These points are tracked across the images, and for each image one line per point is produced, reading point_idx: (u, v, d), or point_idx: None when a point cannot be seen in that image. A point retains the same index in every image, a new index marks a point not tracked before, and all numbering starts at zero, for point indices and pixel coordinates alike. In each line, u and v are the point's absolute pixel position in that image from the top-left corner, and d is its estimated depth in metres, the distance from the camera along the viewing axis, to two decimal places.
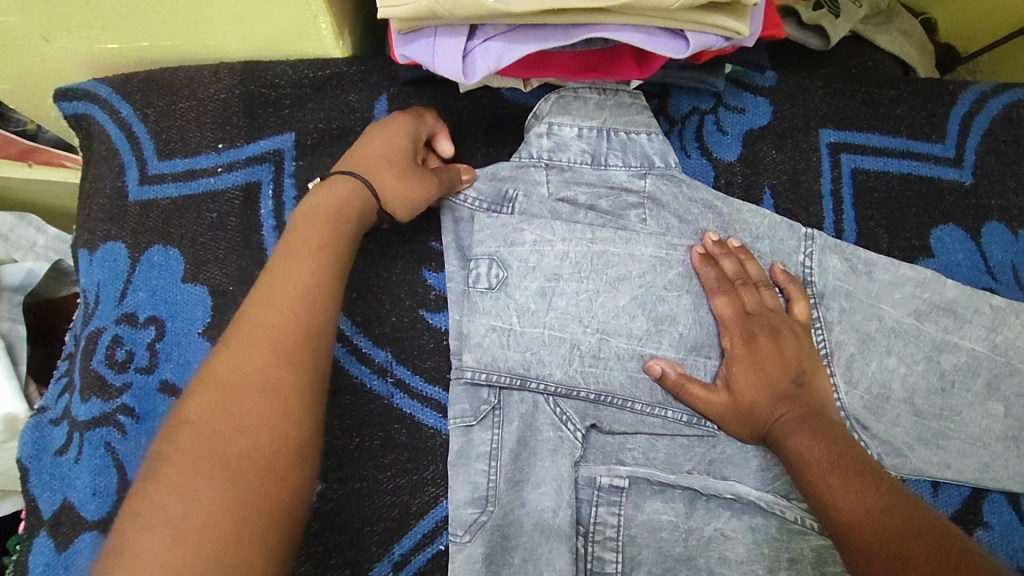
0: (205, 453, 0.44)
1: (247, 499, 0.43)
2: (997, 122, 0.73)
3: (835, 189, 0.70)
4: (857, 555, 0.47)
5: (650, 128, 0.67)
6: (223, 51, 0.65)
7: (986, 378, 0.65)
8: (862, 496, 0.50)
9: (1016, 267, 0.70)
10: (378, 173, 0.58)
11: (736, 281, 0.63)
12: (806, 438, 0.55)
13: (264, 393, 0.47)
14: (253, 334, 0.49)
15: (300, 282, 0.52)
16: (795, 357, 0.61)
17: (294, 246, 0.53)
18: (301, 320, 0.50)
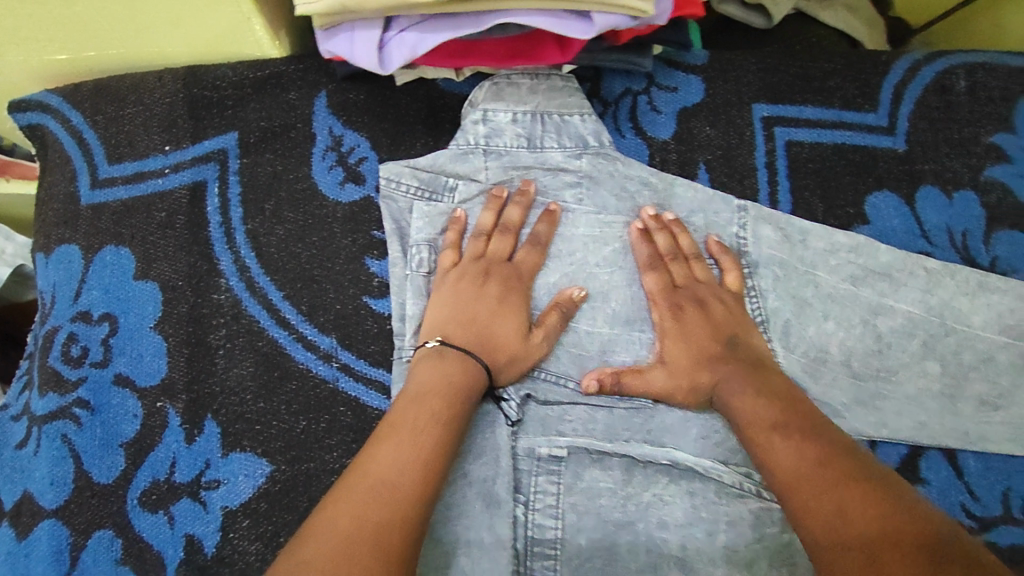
0: (397, 456, 0.50)
1: (398, 513, 0.46)
2: (929, 90, 0.72)
3: (771, 161, 0.70)
4: (801, 510, 0.48)
5: (583, 110, 0.67)
6: (167, 57, 0.67)
7: (922, 338, 0.67)
8: (799, 456, 0.51)
9: (951, 230, 0.70)
10: (488, 353, 0.60)
11: (667, 256, 0.65)
12: (748, 402, 0.57)
13: (391, 487, 0.48)
14: (447, 378, 0.57)
15: (497, 335, 0.60)
16: (726, 321, 0.63)
17: (494, 308, 0.61)
18: (440, 417, 0.54)
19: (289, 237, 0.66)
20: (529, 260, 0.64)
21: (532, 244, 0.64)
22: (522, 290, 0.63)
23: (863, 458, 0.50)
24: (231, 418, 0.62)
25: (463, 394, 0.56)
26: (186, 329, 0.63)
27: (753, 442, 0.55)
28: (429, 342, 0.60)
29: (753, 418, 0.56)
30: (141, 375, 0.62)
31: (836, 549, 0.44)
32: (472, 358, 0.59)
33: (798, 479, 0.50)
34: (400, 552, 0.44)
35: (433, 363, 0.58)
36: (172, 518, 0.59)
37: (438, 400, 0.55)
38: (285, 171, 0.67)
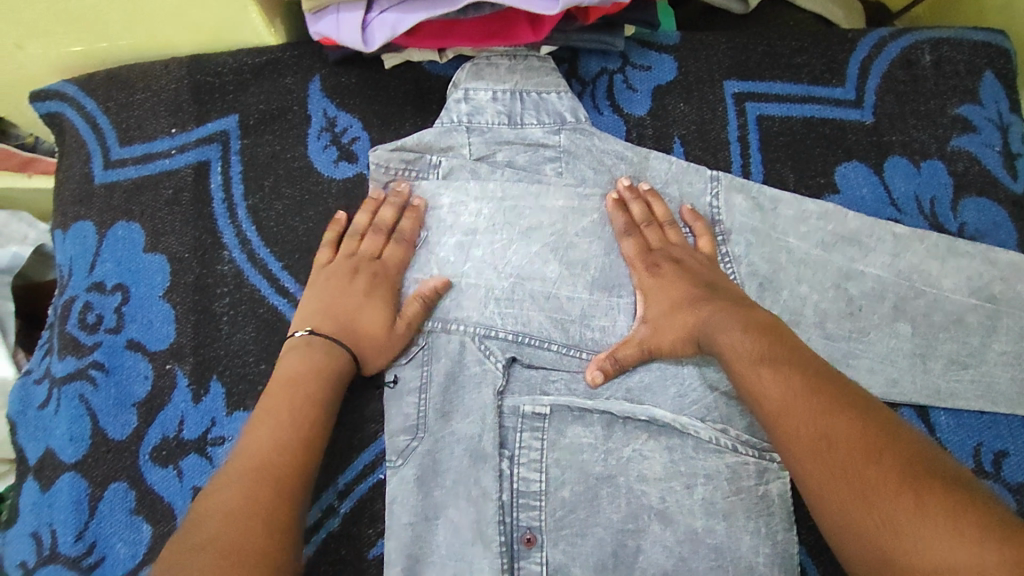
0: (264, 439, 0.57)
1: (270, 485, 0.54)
2: (895, 64, 0.74)
3: (743, 135, 0.73)
4: (788, 436, 0.51)
5: (559, 88, 0.71)
6: (172, 46, 0.72)
7: (893, 301, 0.68)
8: (786, 385, 0.53)
9: (920, 198, 0.71)
10: (355, 342, 0.64)
11: (642, 223, 0.68)
12: (726, 339, 0.59)
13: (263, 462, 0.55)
14: (312, 362, 0.62)
15: (360, 323, 0.64)
16: (702, 270, 0.66)
17: (358, 299, 0.65)
18: (310, 398, 0.60)
19: (287, 212, 0.70)
20: (396, 257, 0.67)
21: (398, 241, 0.67)
22: (388, 283, 0.66)
23: (846, 382, 0.52)
24: (234, 378, 0.66)
25: (330, 378, 0.61)
26: (192, 298, 0.68)
27: (739, 373, 0.57)
28: (299, 332, 0.64)
29: (732, 350, 0.58)
30: (151, 340, 0.67)
31: (817, 478, 0.48)
32: (334, 345, 0.63)
33: (776, 410, 0.53)
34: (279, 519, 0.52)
35: (294, 351, 0.63)
36: (180, 472, 0.64)
37: (309, 384, 0.60)
38: (283, 151, 0.72)
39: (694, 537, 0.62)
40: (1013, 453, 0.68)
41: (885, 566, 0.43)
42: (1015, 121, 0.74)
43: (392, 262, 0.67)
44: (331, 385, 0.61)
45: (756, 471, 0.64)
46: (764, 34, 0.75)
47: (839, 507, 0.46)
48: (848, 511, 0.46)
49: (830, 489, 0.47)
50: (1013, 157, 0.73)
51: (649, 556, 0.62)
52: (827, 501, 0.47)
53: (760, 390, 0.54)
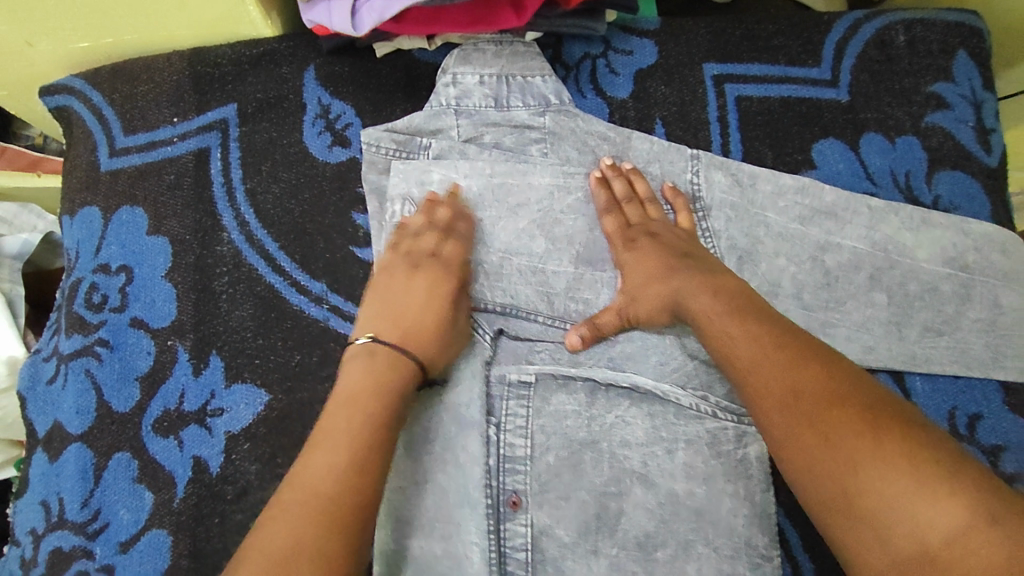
0: (327, 461, 0.54)
1: (326, 513, 0.51)
2: (870, 45, 0.76)
3: (722, 116, 0.75)
4: (757, 393, 0.52)
5: (544, 71, 0.73)
6: (174, 40, 0.75)
7: (869, 271, 0.70)
8: (755, 342, 0.54)
9: (895, 172, 0.73)
10: (421, 346, 0.63)
11: (622, 200, 0.70)
12: (697, 303, 0.60)
13: (323, 485, 0.52)
14: (376, 372, 0.60)
15: (426, 326, 0.64)
16: (675, 241, 0.67)
17: (422, 301, 0.65)
18: (377, 413, 0.57)
19: (283, 195, 0.73)
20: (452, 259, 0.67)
21: (456, 241, 0.68)
22: (449, 283, 0.66)
23: (811, 338, 0.54)
24: (232, 352, 0.69)
25: (393, 385, 0.60)
26: (193, 277, 0.71)
27: (711, 333, 0.58)
28: (359, 341, 0.63)
29: (704, 313, 0.59)
30: (153, 318, 0.70)
31: (786, 431, 0.49)
32: (401, 353, 0.62)
33: (745, 367, 0.54)
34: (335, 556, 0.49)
35: (356, 360, 0.61)
36: (181, 442, 0.67)
37: (371, 398, 0.58)
38: (280, 137, 0.74)
39: (675, 499, 0.64)
40: (987, 416, 0.70)
41: (851, 512, 0.45)
42: (988, 98, 0.76)
43: (450, 263, 0.67)
44: (395, 397, 0.59)
45: (735, 435, 0.66)
46: (742, 18, 0.78)
47: (806, 457, 0.48)
48: (816, 461, 0.47)
49: (798, 441, 0.49)
50: (986, 132, 0.75)
51: (632, 517, 0.64)
52: (794, 452, 0.49)
53: (729, 347, 0.56)
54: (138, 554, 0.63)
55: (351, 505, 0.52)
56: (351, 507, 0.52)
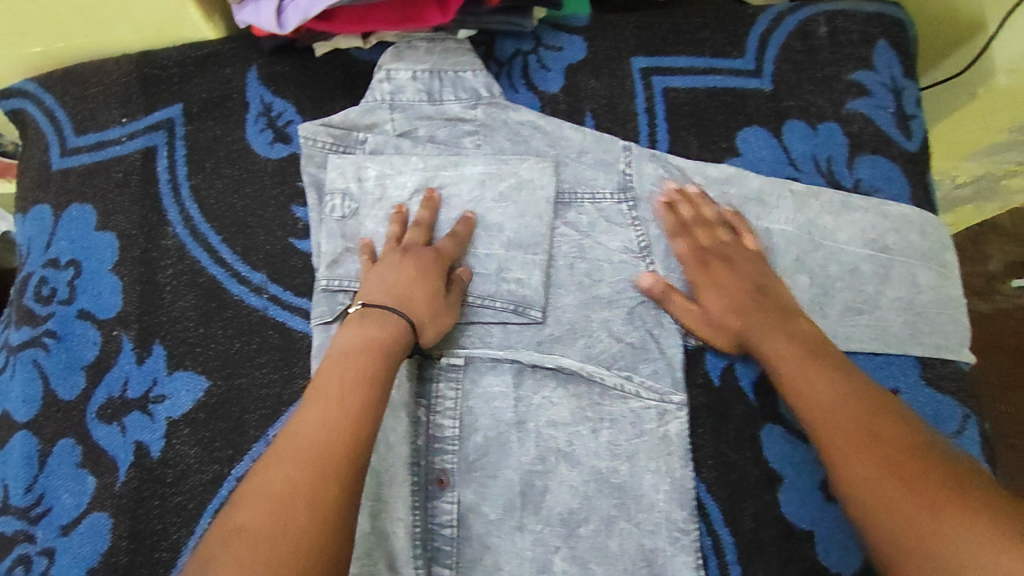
0: (322, 418, 0.54)
1: (321, 463, 0.51)
2: (793, 36, 0.79)
3: (650, 107, 0.77)
4: (840, 443, 0.58)
5: (474, 67, 0.75)
6: (123, 44, 0.78)
7: (793, 255, 0.73)
8: (841, 394, 0.60)
9: (816, 157, 0.76)
10: (411, 312, 0.64)
11: (691, 223, 0.72)
12: (772, 347, 0.65)
13: (316, 438, 0.52)
14: (370, 336, 0.61)
15: (419, 298, 0.65)
16: (751, 275, 0.69)
17: (413, 275, 0.66)
18: (363, 368, 0.58)
19: (227, 189, 0.76)
20: (444, 248, 0.69)
21: (452, 237, 0.70)
22: (440, 264, 0.68)
23: (897, 404, 0.59)
24: (175, 341, 0.71)
25: (383, 349, 0.60)
26: (138, 270, 0.74)
27: (790, 379, 0.63)
28: (352, 307, 0.64)
29: (781, 356, 0.65)
30: (100, 309, 0.73)
31: (856, 474, 0.56)
32: (393, 315, 0.63)
33: (821, 415, 0.60)
34: (335, 506, 0.49)
35: (351, 325, 0.62)
36: (124, 428, 0.69)
37: (361, 357, 0.59)
38: (224, 135, 0.77)
39: (598, 476, 0.67)
40: (904, 392, 0.71)
41: (916, 551, 0.49)
42: (908, 86, 0.78)
43: (443, 248, 0.69)
44: (386, 359, 0.59)
45: (657, 413, 0.69)
46: (670, 14, 0.80)
47: (874, 498, 0.53)
48: (881, 501, 0.53)
49: (867, 482, 0.54)
50: (907, 118, 0.77)
51: (557, 494, 0.67)
52: (860, 494, 0.55)
53: (806, 392, 0.62)
54: (78, 536, 0.66)
55: (345, 457, 0.52)
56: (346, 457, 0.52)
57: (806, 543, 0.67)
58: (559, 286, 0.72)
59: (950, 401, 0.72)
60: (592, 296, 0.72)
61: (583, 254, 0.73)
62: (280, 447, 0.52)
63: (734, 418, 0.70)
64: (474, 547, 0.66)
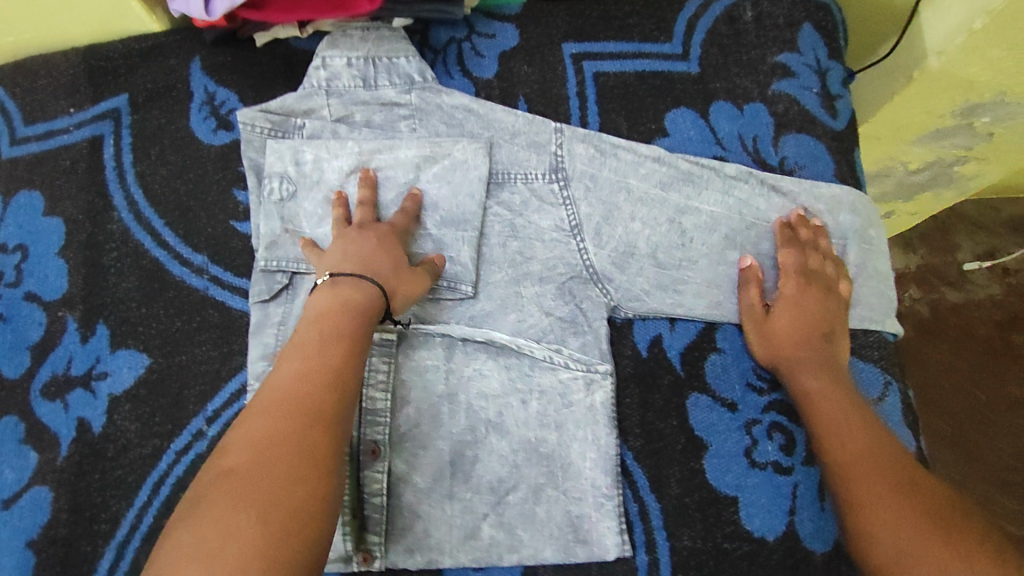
0: (299, 370, 0.57)
1: (299, 410, 0.54)
2: (719, 21, 0.81)
3: (580, 91, 0.80)
4: (875, 483, 0.60)
5: (408, 53, 0.78)
6: (69, 38, 0.80)
7: (724, 233, 0.74)
8: (879, 444, 0.63)
9: (743, 137, 0.78)
10: (379, 276, 0.66)
11: (807, 245, 0.72)
12: (815, 380, 0.67)
13: (294, 388, 0.55)
14: (338, 296, 0.64)
15: (384, 265, 0.67)
16: (833, 315, 0.71)
17: (377, 246, 0.68)
18: (339, 327, 0.61)
19: (170, 175, 0.79)
20: (399, 220, 0.72)
21: (401, 213, 0.72)
22: (398, 235, 0.71)
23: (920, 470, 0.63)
24: (118, 321, 0.74)
25: (354, 308, 0.63)
26: (84, 253, 0.76)
27: (835, 414, 0.65)
28: (320, 279, 0.66)
29: (820, 389, 0.67)
30: (46, 292, 0.75)
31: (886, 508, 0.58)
32: (363, 280, 0.65)
33: (859, 451, 0.62)
34: (316, 447, 0.52)
35: (324, 293, 0.64)
36: (67, 405, 0.71)
37: (338, 315, 0.62)
38: (168, 123, 0.80)
39: (526, 446, 0.69)
40: None
41: None
42: (833, 67, 0.81)
43: (400, 220, 0.71)
44: (356, 316, 0.62)
45: (585, 383, 0.71)
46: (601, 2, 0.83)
47: (908, 546, 0.55)
48: (912, 538, 0.56)
49: (896, 519, 0.57)
50: (831, 98, 0.79)
51: (486, 464, 0.69)
52: (886, 527, 0.57)
53: (842, 423, 0.64)
54: (20, 509, 0.68)
55: (323, 401, 0.55)
56: (324, 400, 0.55)
57: (730, 509, 0.68)
58: (492, 263, 0.74)
59: (873, 369, 0.73)
60: (523, 273, 0.73)
61: (516, 233, 0.74)
62: (261, 399, 0.55)
63: (660, 388, 0.72)
64: (405, 515, 0.68)
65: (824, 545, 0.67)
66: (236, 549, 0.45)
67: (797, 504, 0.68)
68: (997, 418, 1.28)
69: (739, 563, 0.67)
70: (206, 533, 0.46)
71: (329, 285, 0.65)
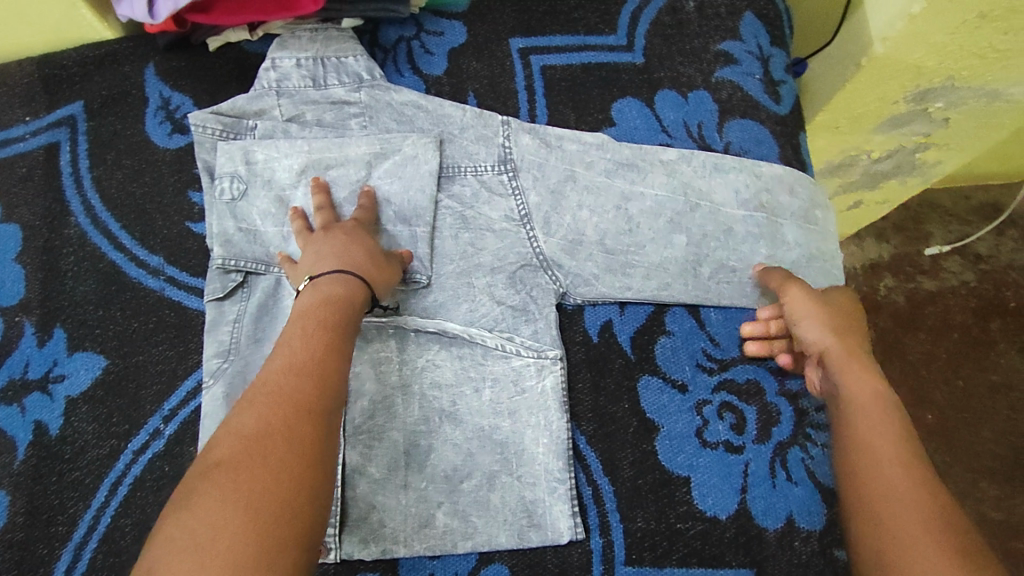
0: (289, 363, 0.57)
1: (291, 403, 0.54)
2: (663, 12, 0.84)
3: (529, 84, 0.81)
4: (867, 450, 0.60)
5: (355, 52, 0.80)
6: (22, 47, 0.81)
7: (669, 217, 0.75)
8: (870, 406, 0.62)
9: (688, 124, 0.79)
10: (356, 268, 0.66)
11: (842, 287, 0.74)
12: (865, 372, 0.65)
13: (287, 382, 0.55)
14: (325, 292, 0.63)
15: (361, 259, 0.67)
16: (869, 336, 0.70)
17: (352, 242, 0.69)
18: (328, 318, 0.61)
19: (126, 179, 0.79)
20: (360, 214, 0.72)
21: (359, 210, 0.73)
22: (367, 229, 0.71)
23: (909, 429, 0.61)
24: (75, 324, 0.74)
25: (339, 301, 0.63)
26: (41, 258, 0.77)
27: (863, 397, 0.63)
28: (301, 285, 0.66)
29: (862, 380, 0.64)
30: (3, 297, 0.75)
31: (895, 490, 0.55)
32: (344, 274, 0.65)
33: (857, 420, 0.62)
34: (308, 440, 0.52)
35: (311, 291, 0.64)
36: (24, 408, 0.72)
37: (322, 309, 0.62)
38: (124, 129, 0.81)
39: (480, 433, 0.69)
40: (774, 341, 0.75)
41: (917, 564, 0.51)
42: (775, 53, 0.83)
43: (366, 218, 0.72)
44: (344, 311, 0.63)
45: (536, 368, 0.71)
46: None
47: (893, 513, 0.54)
48: (906, 512, 0.54)
49: (898, 506, 0.55)
50: (774, 83, 0.81)
51: (441, 453, 0.69)
52: (881, 499, 0.56)
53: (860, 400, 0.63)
54: None
55: (314, 394, 0.55)
56: (316, 394, 0.55)
57: (683, 489, 0.69)
58: (443, 256, 0.74)
59: None
60: (474, 264, 0.74)
61: (466, 225, 0.75)
62: (253, 392, 0.55)
63: (612, 372, 0.73)
64: (360, 507, 0.67)
65: (776, 522, 0.68)
66: (227, 542, 0.45)
67: (749, 482, 0.69)
68: (978, 405, 1.29)
69: (692, 543, 0.67)
70: (199, 526, 0.46)
71: (319, 282, 0.64)
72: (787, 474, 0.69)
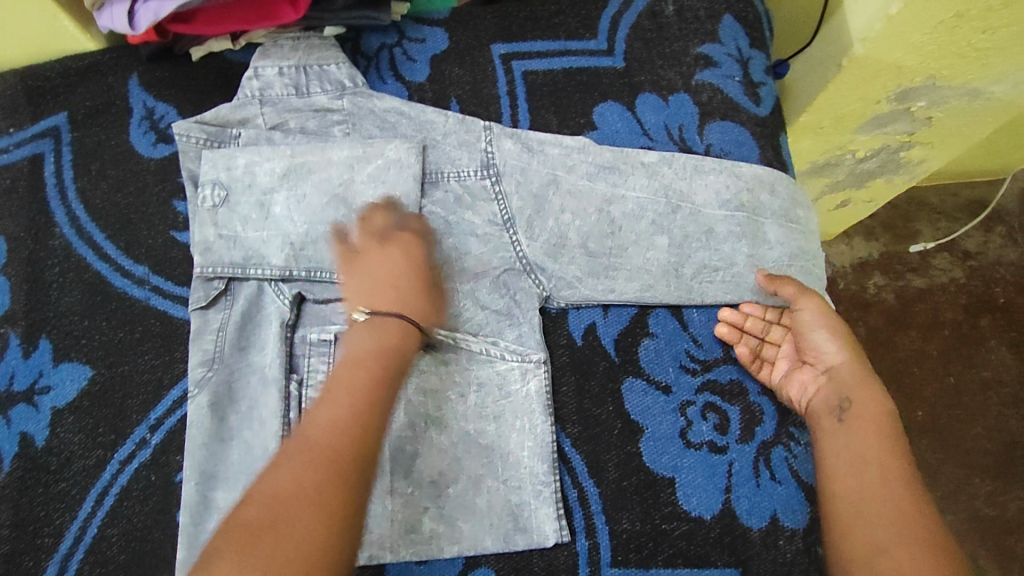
0: (331, 420, 0.56)
1: (325, 468, 0.53)
2: (643, 16, 0.84)
3: (511, 89, 0.82)
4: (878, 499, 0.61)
5: (338, 60, 0.79)
6: (4, 58, 0.82)
7: (651, 218, 0.75)
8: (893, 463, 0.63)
9: (668, 127, 0.80)
10: (415, 313, 0.66)
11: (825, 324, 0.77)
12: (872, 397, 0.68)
13: (326, 441, 0.54)
14: (371, 339, 0.62)
15: (417, 304, 0.66)
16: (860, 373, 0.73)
17: (414, 279, 0.67)
18: (375, 376, 0.59)
19: (110, 189, 0.80)
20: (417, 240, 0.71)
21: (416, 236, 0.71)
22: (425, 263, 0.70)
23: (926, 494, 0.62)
24: (61, 335, 0.74)
25: (393, 348, 0.62)
26: (26, 270, 0.77)
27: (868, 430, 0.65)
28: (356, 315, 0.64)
29: (879, 411, 0.66)
30: None
31: (900, 550, 0.57)
32: (407, 322, 0.64)
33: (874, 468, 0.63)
34: (337, 510, 0.52)
35: (364, 329, 0.63)
36: (10, 420, 0.72)
37: (377, 360, 0.60)
38: (107, 139, 0.81)
39: (466, 438, 0.70)
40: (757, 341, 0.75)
41: None
42: (754, 55, 0.83)
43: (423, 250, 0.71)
44: (392, 363, 0.61)
45: (520, 372, 0.72)
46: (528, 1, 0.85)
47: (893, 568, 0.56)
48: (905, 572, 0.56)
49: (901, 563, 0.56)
50: (754, 85, 0.82)
51: (427, 458, 0.69)
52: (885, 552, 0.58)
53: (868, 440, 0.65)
54: None
55: (352, 458, 0.54)
56: (354, 458, 0.54)
57: (667, 490, 0.69)
58: None
59: None
60: (458, 269, 0.74)
61: (450, 230, 0.75)
62: (293, 449, 0.55)
63: (596, 374, 0.73)
64: None
65: (760, 521, 0.68)
66: None
67: (733, 482, 0.70)
68: (969, 402, 1.29)
69: (678, 543, 0.68)
70: None
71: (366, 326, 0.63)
72: (771, 474, 0.70)
